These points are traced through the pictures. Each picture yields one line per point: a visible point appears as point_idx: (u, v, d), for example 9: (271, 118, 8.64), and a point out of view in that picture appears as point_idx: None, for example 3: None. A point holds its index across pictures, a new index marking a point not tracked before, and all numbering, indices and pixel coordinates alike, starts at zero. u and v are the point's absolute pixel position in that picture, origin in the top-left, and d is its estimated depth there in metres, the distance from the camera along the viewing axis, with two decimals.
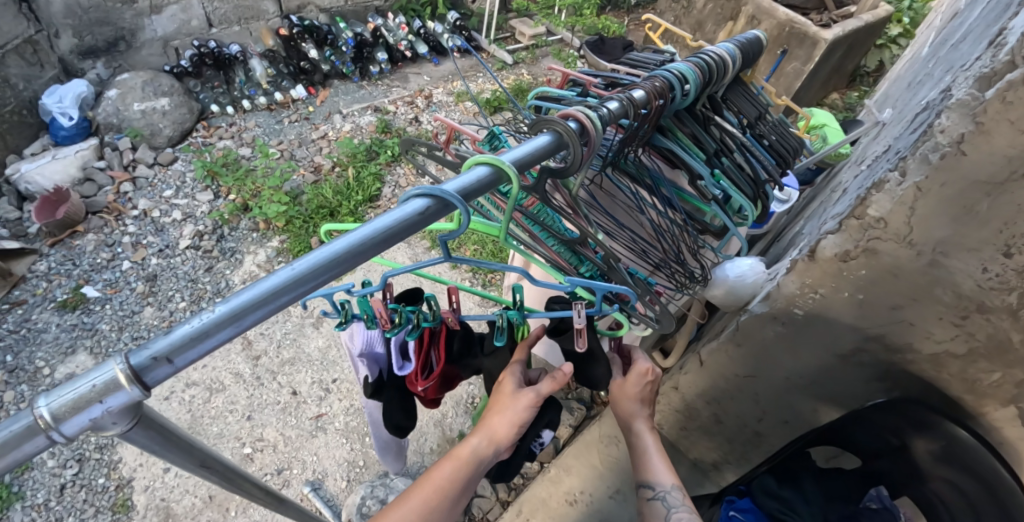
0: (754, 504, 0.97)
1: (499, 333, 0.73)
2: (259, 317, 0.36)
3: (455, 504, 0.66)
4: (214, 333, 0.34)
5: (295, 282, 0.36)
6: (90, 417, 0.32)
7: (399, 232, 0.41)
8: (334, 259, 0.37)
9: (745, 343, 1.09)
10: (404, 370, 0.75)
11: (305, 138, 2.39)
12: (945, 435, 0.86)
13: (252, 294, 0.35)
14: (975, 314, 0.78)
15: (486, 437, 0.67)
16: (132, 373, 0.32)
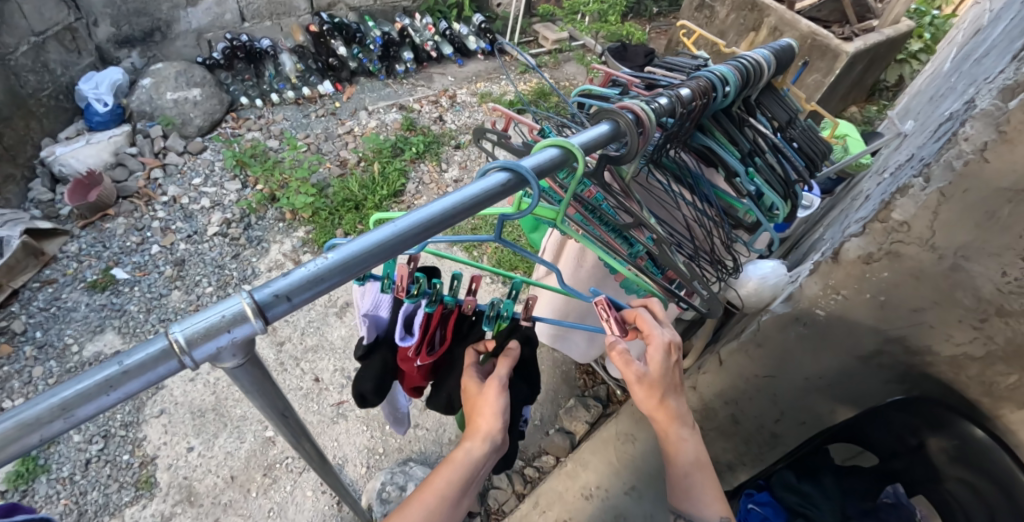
0: (773, 498, 1.02)
1: (489, 320, 0.73)
2: (356, 270, 0.42)
3: (458, 504, 0.66)
4: (329, 277, 0.40)
5: (399, 237, 0.42)
6: (217, 345, 0.38)
7: (481, 204, 0.46)
8: (432, 220, 0.44)
9: (766, 344, 1.12)
10: (405, 343, 0.70)
11: (331, 132, 2.44)
12: (960, 435, 0.88)
13: (353, 248, 0.41)
14: (994, 317, 0.81)
15: (478, 439, 0.68)
16: (256, 307, 0.38)
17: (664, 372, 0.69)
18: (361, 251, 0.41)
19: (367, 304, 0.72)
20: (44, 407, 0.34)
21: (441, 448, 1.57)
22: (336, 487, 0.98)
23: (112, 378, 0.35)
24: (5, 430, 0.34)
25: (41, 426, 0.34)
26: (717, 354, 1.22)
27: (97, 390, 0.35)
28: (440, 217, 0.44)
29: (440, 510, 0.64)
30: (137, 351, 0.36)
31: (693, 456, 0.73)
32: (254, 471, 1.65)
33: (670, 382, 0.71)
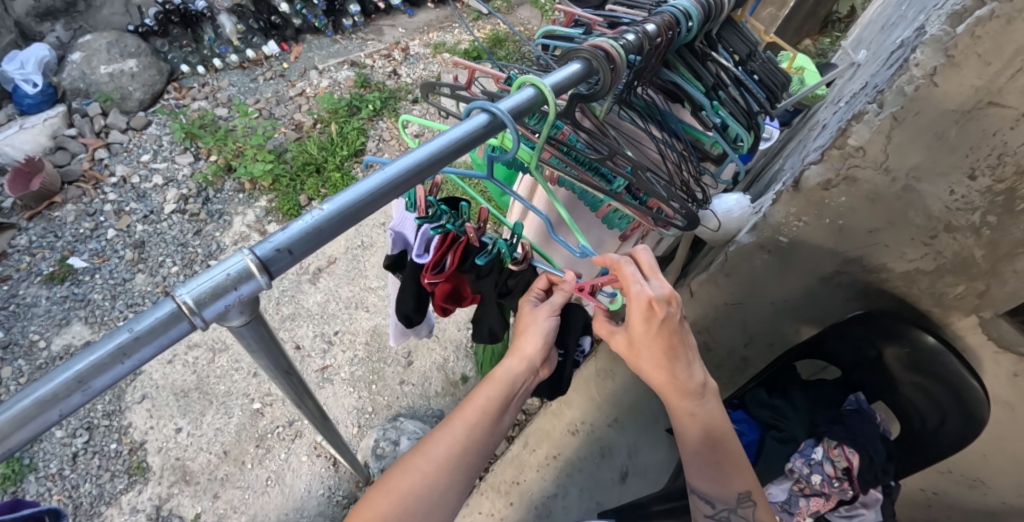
0: (748, 415, 1.08)
1: (485, 254, 0.71)
2: (355, 218, 0.42)
3: (497, 423, 0.70)
4: (325, 228, 0.41)
5: (388, 184, 0.43)
6: (225, 304, 0.38)
7: (468, 144, 0.47)
8: (419, 165, 0.44)
9: (734, 274, 1.13)
10: (421, 259, 0.74)
11: (282, 96, 2.32)
12: (910, 342, 0.96)
13: (352, 195, 0.42)
14: (943, 233, 0.87)
15: (518, 358, 0.72)
16: (260, 263, 0.38)
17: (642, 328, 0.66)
18: (358, 198, 0.42)
19: (397, 218, 0.77)
20: (59, 383, 0.34)
21: (429, 402, 1.61)
22: (334, 443, 1.01)
23: (125, 345, 0.35)
24: (23, 408, 0.34)
25: (59, 401, 0.35)
26: (689, 286, 1.22)
27: (110, 360, 0.35)
28: (427, 162, 0.44)
29: (480, 426, 0.68)
30: (145, 316, 0.36)
31: (701, 432, 0.72)
32: (246, 444, 1.66)
33: (660, 343, 0.67)
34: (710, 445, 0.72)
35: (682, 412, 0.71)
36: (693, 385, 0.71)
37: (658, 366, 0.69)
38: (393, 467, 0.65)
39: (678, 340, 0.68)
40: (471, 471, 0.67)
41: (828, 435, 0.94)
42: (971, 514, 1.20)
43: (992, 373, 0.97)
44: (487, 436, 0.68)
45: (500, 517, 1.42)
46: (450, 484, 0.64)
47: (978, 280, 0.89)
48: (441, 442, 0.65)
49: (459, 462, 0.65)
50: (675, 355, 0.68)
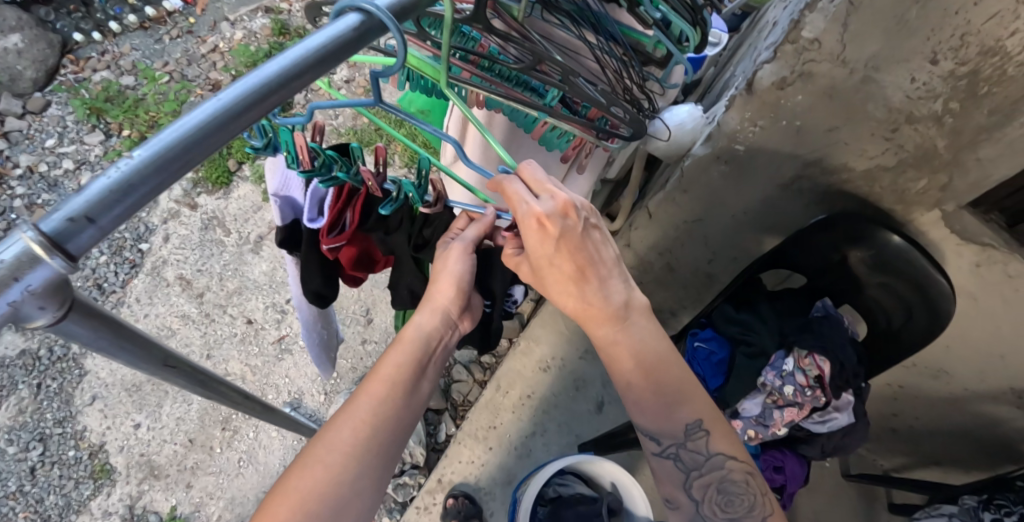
0: (716, 332, 1.04)
1: (389, 203, 0.62)
2: (187, 162, 0.31)
3: (413, 390, 0.66)
4: (141, 182, 0.29)
5: (227, 113, 0.31)
6: (7, 302, 0.27)
7: (337, 53, 0.35)
8: (268, 85, 0.32)
9: (691, 189, 1.09)
10: (315, 223, 0.67)
11: (193, 55, 2.06)
12: (878, 243, 0.94)
13: (173, 133, 0.30)
14: (904, 126, 0.82)
15: (429, 311, 0.69)
16: (48, 242, 0.27)
17: (546, 255, 0.59)
18: (183, 136, 0.30)
19: (276, 182, 0.67)
20: None
21: None
22: (281, 423, 0.95)
23: None
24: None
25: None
26: (646, 208, 1.20)
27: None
28: (277, 81, 0.33)
29: (391, 398, 0.64)
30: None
31: (631, 358, 0.67)
32: (210, 428, 1.59)
33: (565, 266, 0.61)
34: (647, 376, 0.68)
35: (605, 337, 0.67)
36: (614, 307, 0.65)
37: (566, 292, 0.63)
38: (296, 463, 0.60)
39: (587, 258, 0.61)
40: (391, 442, 0.63)
41: (797, 345, 0.91)
42: (937, 403, 1.23)
43: (953, 265, 0.96)
44: (402, 405, 0.65)
45: (481, 463, 1.38)
46: (367, 467, 0.61)
47: (940, 172, 0.85)
48: (347, 425, 0.61)
49: (372, 441, 0.61)
50: (585, 277, 0.62)
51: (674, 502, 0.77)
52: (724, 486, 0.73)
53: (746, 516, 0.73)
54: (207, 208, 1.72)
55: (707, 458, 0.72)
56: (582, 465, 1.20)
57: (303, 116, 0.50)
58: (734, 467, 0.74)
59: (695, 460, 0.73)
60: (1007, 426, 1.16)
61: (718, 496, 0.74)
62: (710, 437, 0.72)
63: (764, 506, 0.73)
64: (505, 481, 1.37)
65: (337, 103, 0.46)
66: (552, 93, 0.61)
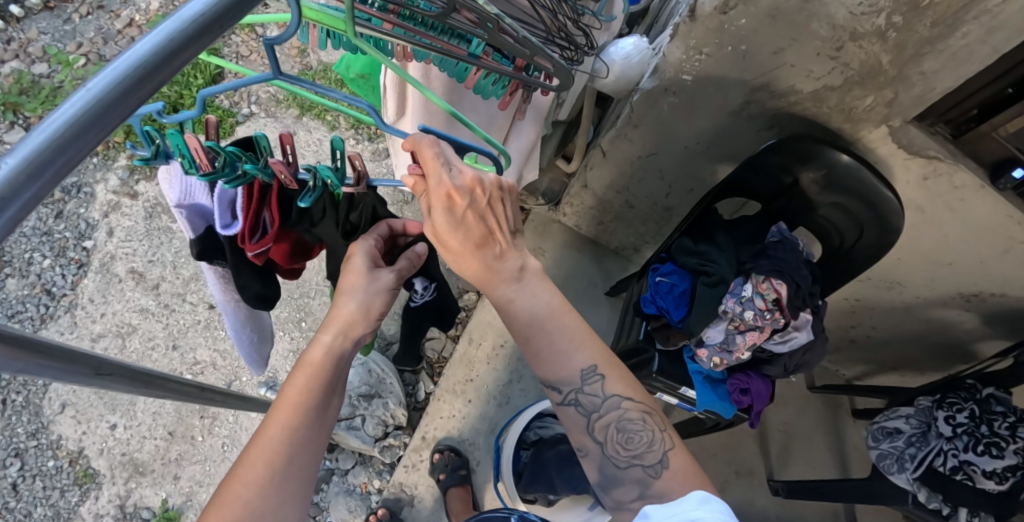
0: (677, 266, 1.04)
1: (309, 193, 0.57)
2: (69, 159, 0.27)
3: (325, 411, 0.63)
4: (13, 199, 0.25)
5: (101, 105, 0.27)
6: None
7: (217, 23, 0.31)
8: (143, 66, 0.28)
9: (642, 123, 1.08)
10: (229, 230, 0.62)
11: (108, 33, 1.89)
12: (828, 164, 0.94)
13: (40, 135, 0.26)
14: (848, 43, 0.80)
15: (335, 331, 0.65)
16: None
17: (454, 222, 0.58)
18: (52, 136, 0.26)
19: (177, 193, 0.61)
20: None
21: None
22: (237, 404, 0.95)
23: None
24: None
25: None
26: (599, 146, 1.19)
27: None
28: (153, 62, 0.29)
29: (303, 425, 0.60)
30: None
31: (526, 316, 0.67)
32: (189, 419, 1.57)
33: (466, 232, 0.60)
34: (538, 333, 0.68)
35: (501, 299, 0.66)
36: (508, 270, 0.65)
37: (467, 256, 0.62)
38: (211, 505, 0.57)
39: (489, 226, 0.61)
40: (306, 467, 0.61)
41: (755, 270, 0.93)
42: (891, 311, 1.28)
43: (902, 179, 0.97)
44: (315, 430, 0.62)
45: (462, 416, 1.40)
46: (283, 495, 0.59)
47: (885, 88, 0.85)
48: (258, 461, 0.58)
49: (286, 472, 0.59)
50: (486, 244, 0.62)
51: (584, 450, 0.73)
52: (623, 424, 0.70)
53: (647, 452, 0.69)
54: (147, 194, 1.64)
55: (604, 400, 0.70)
56: None
57: (193, 109, 0.47)
58: (631, 407, 0.71)
59: (592, 403, 0.70)
60: (956, 327, 1.22)
61: (618, 435, 0.70)
62: (605, 380, 0.70)
63: (663, 440, 0.70)
64: (487, 430, 1.40)
65: (227, 87, 0.44)
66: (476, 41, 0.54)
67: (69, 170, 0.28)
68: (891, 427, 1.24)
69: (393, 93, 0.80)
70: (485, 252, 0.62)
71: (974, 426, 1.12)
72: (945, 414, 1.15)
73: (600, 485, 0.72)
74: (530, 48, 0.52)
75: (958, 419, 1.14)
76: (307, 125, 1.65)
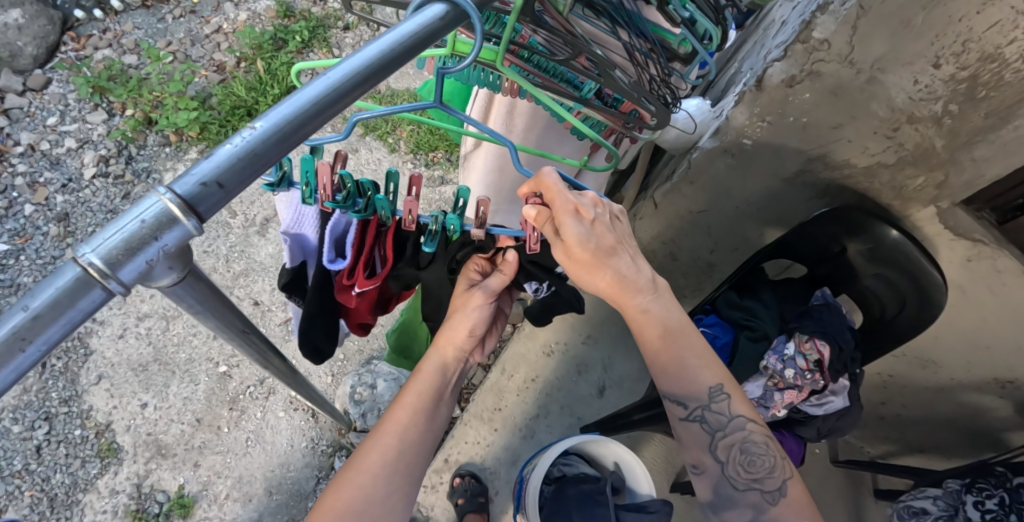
0: (720, 318, 1.10)
1: (430, 238, 0.67)
2: (301, 133, 0.34)
3: (431, 418, 0.78)
4: (264, 150, 0.32)
5: (336, 89, 0.34)
6: (146, 261, 0.30)
7: (425, 40, 0.38)
8: (370, 64, 0.35)
9: (698, 180, 1.12)
10: (335, 264, 0.67)
11: (196, 35, 2.11)
12: (873, 239, 0.99)
13: (291, 107, 0.33)
14: (905, 125, 0.86)
15: (444, 353, 0.80)
16: (184, 204, 0.30)
17: (592, 239, 0.65)
18: (301, 109, 0.33)
19: (288, 219, 0.65)
20: None
21: None
22: (303, 391, 0.98)
23: (21, 329, 0.27)
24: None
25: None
26: (653, 199, 1.25)
27: (7, 350, 0.27)
28: (379, 63, 0.36)
29: (412, 426, 0.75)
30: (41, 290, 0.28)
31: (660, 329, 0.74)
32: (218, 409, 1.61)
33: (602, 245, 0.66)
34: (668, 342, 0.74)
35: (638, 309, 0.72)
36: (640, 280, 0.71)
37: (602, 270, 0.68)
38: (333, 483, 0.71)
39: (616, 240, 0.68)
40: (411, 464, 0.74)
41: (799, 329, 0.96)
42: (923, 391, 1.29)
43: (947, 260, 1.00)
44: (421, 431, 0.76)
45: (486, 444, 1.43)
46: (392, 483, 0.72)
47: (936, 170, 0.90)
48: (378, 453, 0.72)
49: (397, 464, 0.73)
50: (619, 255, 0.68)
51: (701, 467, 0.81)
52: (745, 446, 0.77)
53: (767, 477, 0.76)
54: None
55: (729, 420, 0.77)
56: (587, 445, 1.27)
57: (341, 133, 0.56)
58: (754, 429, 0.77)
59: (718, 421, 0.77)
60: (988, 414, 1.22)
61: (740, 456, 0.77)
62: (731, 400, 0.76)
63: (783, 468, 0.76)
64: (510, 461, 1.41)
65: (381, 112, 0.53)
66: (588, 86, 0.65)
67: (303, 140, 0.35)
68: (918, 507, 1.27)
69: (480, 104, 0.90)
70: (620, 263, 0.68)
71: (1003, 514, 1.09)
72: (974, 499, 1.14)
73: (712, 504, 0.80)
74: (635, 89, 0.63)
75: (987, 505, 1.11)
76: (369, 145, 1.74)
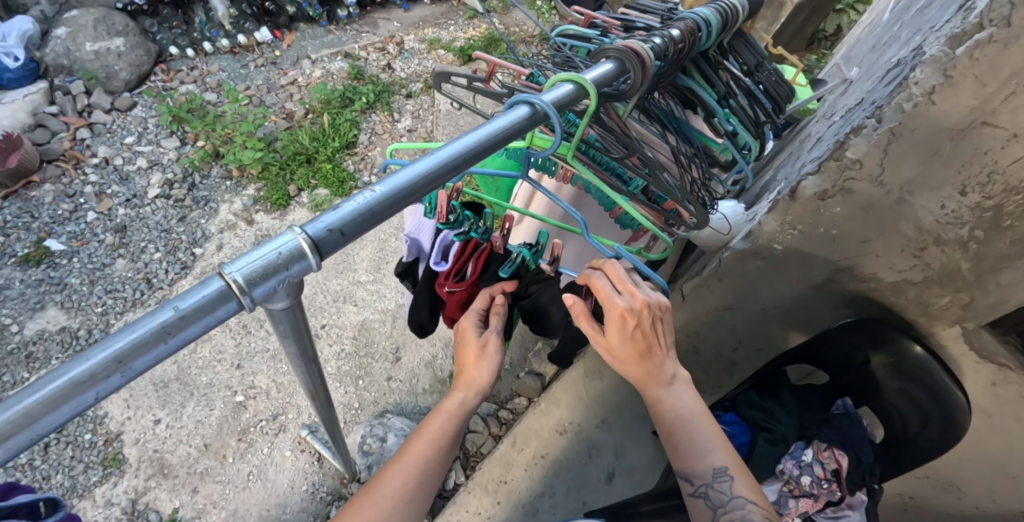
0: (738, 417, 1.10)
1: (510, 263, 0.81)
2: (404, 201, 0.45)
3: (449, 450, 0.78)
4: (377, 208, 0.44)
5: (437, 170, 0.46)
6: (272, 284, 0.40)
7: (510, 136, 0.50)
8: (464, 152, 0.47)
9: (726, 278, 1.17)
10: (439, 266, 0.81)
11: (273, 83, 2.57)
12: (898, 352, 1.00)
13: (402, 180, 0.45)
14: (932, 246, 0.90)
15: (469, 390, 0.79)
16: (311, 244, 0.41)
17: (621, 331, 0.71)
18: (409, 182, 0.45)
19: (412, 225, 0.83)
20: (103, 362, 0.35)
21: (415, 399, 1.75)
22: (327, 429, 0.96)
23: (171, 324, 0.37)
24: (59, 388, 0.35)
25: (97, 382, 0.35)
26: (680, 290, 1.29)
27: (155, 338, 0.36)
28: (472, 153, 0.47)
29: (432, 457, 0.76)
30: (193, 295, 0.37)
31: (672, 413, 0.77)
32: (227, 437, 1.63)
33: (634, 346, 0.72)
34: (680, 423, 0.77)
35: (655, 399, 0.77)
36: (663, 375, 0.76)
37: (633, 363, 0.74)
38: (350, 503, 0.72)
39: (652, 342, 0.73)
40: (423, 496, 0.75)
41: (818, 437, 0.97)
42: (946, 519, 1.22)
43: (971, 382, 1.00)
44: (437, 462, 0.76)
45: (487, 516, 1.42)
46: (407, 511, 0.73)
47: (964, 291, 0.92)
48: (397, 477, 0.73)
49: (411, 492, 0.73)
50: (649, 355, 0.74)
51: None
52: None
53: None
54: (262, 224, 2.11)
55: (731, 499, 0.74)
56: None
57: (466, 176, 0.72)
58: (755, 510, 0.73)
59: (720, 500, 0.74)
60: None
61: None
62: (734, 480, 0.74)
63: None
64: None
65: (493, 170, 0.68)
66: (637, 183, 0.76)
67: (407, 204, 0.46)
68: None
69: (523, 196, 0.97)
70: (649, 356, 0.73)
71: None
72: None
73: None
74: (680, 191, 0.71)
75: None
76: None
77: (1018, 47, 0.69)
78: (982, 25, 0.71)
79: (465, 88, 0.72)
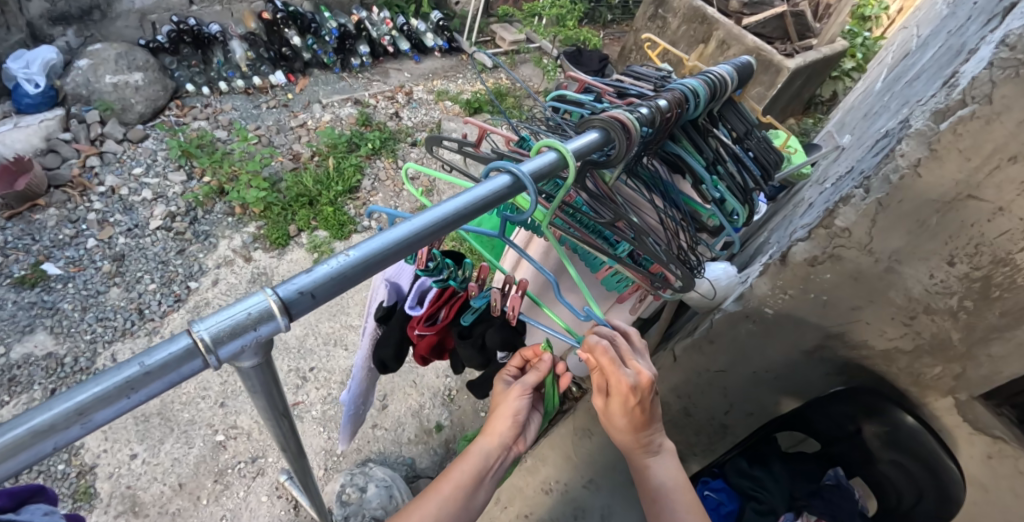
0: (727, 484, 1.15)
1: (471, 312, 0.83)
2: (377, 266, 0.47)
3: (470, 501, 0.72)
4: (349, 272, 0.45)
5: (415, 235, 0.48)
6: (241, 342, 0.41)
7: (490, 203, 0.52)
8: (444, 219, 0.49)
9: (718, 340, 1.18)
10: (415, 310, 0.86)
11: (283, 125, 2.65)
12: (891, 421, 0.98)
13: (379, 244, 0.46)
14: (921, 314, 0.90)
15: (494, 440, 0.74)
16: (282, 305, 0.42)
17: (628, 410, 0.73)
18: (385, 248, 0.46)
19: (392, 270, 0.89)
20: (58, 415, 0.36)
21: (399, 449, 1.71)
22: (310, 497, 0.94)
23: (133, 380, 0.37)
24: (15, 438, 0.35)
25: (55, 433, 0.36)
26: (672, 351, 1.29)
27: (117, 393, 0.37)
28: (452, 219, 0.49)
29: (456, 504, 0.70)
30: (159, 351, 0.38)
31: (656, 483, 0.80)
32: (204, 478, 1.58)
33: (633, 420, 0.75)
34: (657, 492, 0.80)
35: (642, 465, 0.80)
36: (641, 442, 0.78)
37: (626, 434, 0.77)
38: None
39: (649, 417, 0.76)
40: None
41: (808, 508, 1.00)
42: None
43: (966, 454, 0.96)
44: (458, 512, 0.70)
45: None
46: None
47: (954, 362, 0.91)
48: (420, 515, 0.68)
49: None
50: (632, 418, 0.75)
51: None
52: None
53: None
54: (259, 262, 2.13)
55: None
56: None
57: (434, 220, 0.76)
58: None
59: None
60: None
61: None
62: None
63: None
64: None
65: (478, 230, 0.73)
66: (623, 247, 0.79)
67: (384, 267, 0.48)
68: None
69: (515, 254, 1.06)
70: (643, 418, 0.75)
71: None
72: None
73: None
74: (663, 258, 0.74)
75: None
76: None
77: (1000, 123, 0.72)
78: (964, 102, 0.75)
79: (454, 151, 0.76)
